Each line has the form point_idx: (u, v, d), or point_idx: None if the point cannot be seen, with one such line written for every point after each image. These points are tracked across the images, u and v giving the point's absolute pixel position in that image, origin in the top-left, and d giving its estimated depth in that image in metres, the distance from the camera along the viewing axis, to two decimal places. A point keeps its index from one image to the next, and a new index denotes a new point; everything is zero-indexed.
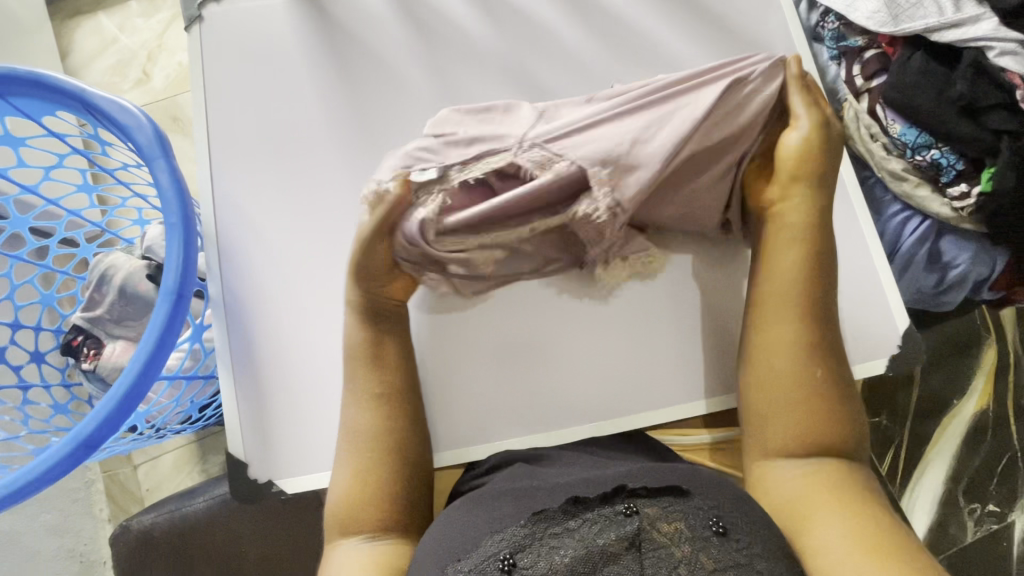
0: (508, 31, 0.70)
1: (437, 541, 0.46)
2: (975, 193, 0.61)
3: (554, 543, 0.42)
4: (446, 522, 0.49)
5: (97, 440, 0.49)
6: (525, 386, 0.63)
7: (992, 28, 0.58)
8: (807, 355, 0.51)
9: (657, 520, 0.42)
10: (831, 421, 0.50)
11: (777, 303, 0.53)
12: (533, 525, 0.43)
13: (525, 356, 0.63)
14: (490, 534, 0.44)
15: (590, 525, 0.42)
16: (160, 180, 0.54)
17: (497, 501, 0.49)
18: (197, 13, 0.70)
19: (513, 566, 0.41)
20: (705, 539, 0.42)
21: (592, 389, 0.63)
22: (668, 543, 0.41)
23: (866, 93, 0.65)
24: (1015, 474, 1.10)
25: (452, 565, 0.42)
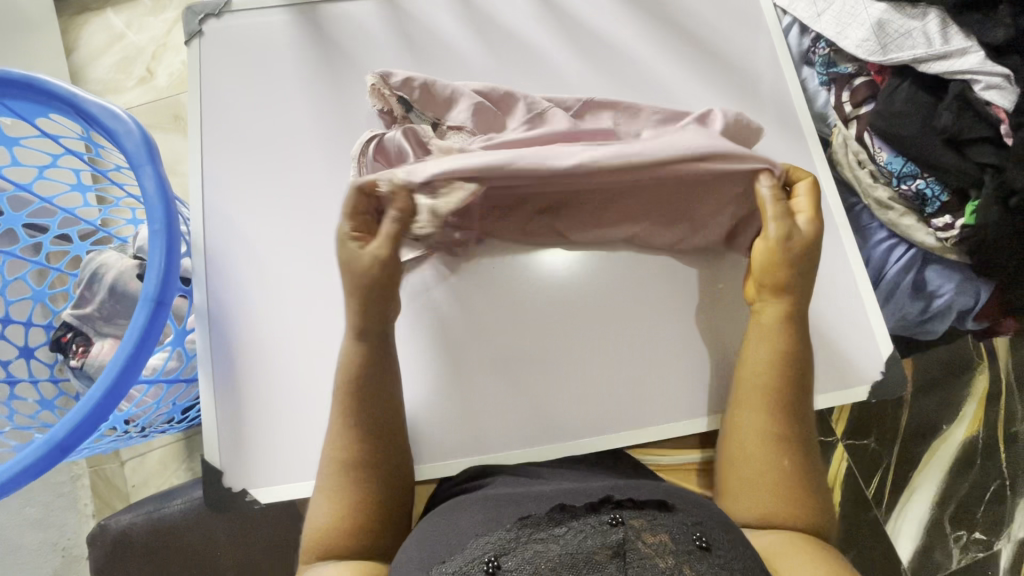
0: (501, 46, 0.71)
1: (424, 546, 0.46)
2: (959, 225, 0.61)
3: (536, 548, 0.42)
4: (433, 525, 0.49)
5: (71, 443, 0.49)
6: (494, 401, 0.63)
7: (978, 61, 0.58)
8: (797, 411, 0.55)
9: (642, 531, 0.42)
10: (798, 504, 0.52)
11: (754, 398, 0.55)
12: (518, 530, 0.43)
13: (498, 370, 0.64)
14: (477, 537, 0.44)
15: (574, 532, 0.42)
16: (146, 186, 0.54)
17: (482, 510, 0.49)
18: (197, 28, 0.72)
19: (497, 568, 0.41)
20: (690, 553, 0.41)
21: (560, 406, 0.63)
22: (651, 554, 0.40)
23: (854, 120, 0.66)
24: (1004, 502, 1.09)
25: (435, 566, 0.42)
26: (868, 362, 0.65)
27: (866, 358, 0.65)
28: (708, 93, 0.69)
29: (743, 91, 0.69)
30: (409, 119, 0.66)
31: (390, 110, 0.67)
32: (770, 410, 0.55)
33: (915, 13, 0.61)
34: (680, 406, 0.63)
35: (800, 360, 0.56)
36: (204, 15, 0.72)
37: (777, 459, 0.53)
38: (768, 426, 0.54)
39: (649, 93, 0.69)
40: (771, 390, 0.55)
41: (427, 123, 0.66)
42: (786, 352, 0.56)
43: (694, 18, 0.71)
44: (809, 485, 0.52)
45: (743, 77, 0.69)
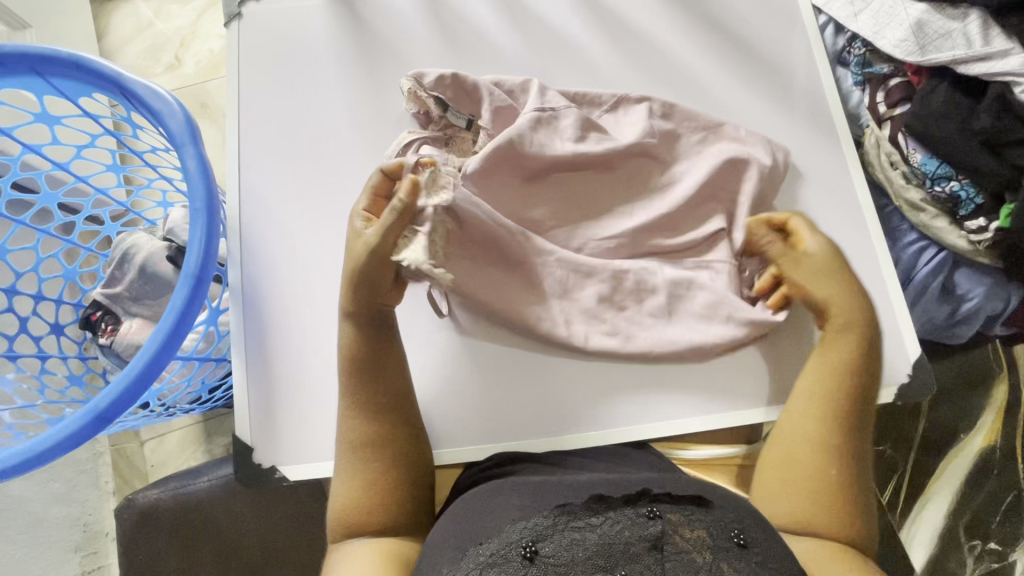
0: (534, 40, 0.72)
1: (456, 525, 0.48)
2: (992, 228, 0.60)
3: (574, 535, 0.43)
4: (468, 504, 0.50)
5: (111, 414, 0.51)
6: (495, 396, 0.64)
7: (1020, 63, 0.56)
8: (849, 424, 0.55)
9: (679, 525, 0.43)
10: (841, 517, 0.52)
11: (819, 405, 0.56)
12: (555, 517, 0.44)
13: (499, 367, 0.64)
14: (512, 521, 0.45)
15: (612, 523, 0.43)
16: (188, 166, 0.55)
17: (515, 493, 0.49)
18: (236, 11, 0.74)
19: (535, 554, 0.42)
20: (727, 550, 0.42)
21: (560, 402, 0.63)
22: (688, 549, 0.42)
23: (888, 121, 0.65)
24: (1021, 514, 1.08)
25: (473, 548, 0.44)
26: (898, 363, 0.64)
27: (895, 358, 0.64)
28: (740, 91, 0.70)
29: (775, 90, 0.70)
30: (446, 117, 0.67)
31: (427, 111, 0.67)
32: (826, 420, 0.55)
33: (955, 15, 0.60)
34: (698, 402, 0.63)
35: (867, 379, 0.57)
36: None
37: (826, 468, 0.53)
38: (827, 435, 0.54)
39: (681, 89, 0.70)
40: (831, 398, 0.56)
41: (462, 121, 0.66)
42: (852, 367, 0.57)
43: (727, 14, 0.72)
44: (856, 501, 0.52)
45: (775, 77, 0.70)
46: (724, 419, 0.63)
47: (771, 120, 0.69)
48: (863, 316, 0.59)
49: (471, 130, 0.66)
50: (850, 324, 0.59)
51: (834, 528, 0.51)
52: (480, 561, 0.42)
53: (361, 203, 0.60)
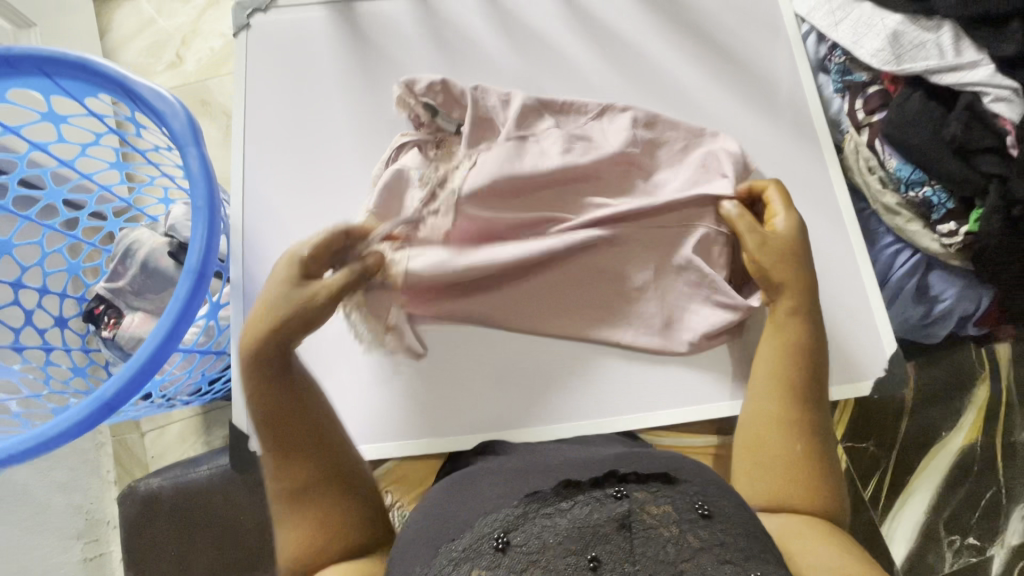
0: (525, 51, 0.76)
1: (433, 525, 0.50)
2: (962, 231, 0.63)
3: (543, 522, 0.44)
4: (443, 501, 0.53)
5: (117, 402, 0.53)
6: (478, 390, 0.68)
7: (988, 75, 0.59)
8: (807, 403, 0.58)
9: (645, 503, 0.44)
10: (809, 491, 0.54)
11: (777, 392, 0.59)
12: (526, 507, 0.46)
13: (482, 363, 0.69)
14: (486, 515, 0.47)
15: (579, 506, 0.45)
16: (190, 165, 0.57)
17: (490, 486, 0.53)
18: (246, 22, 0.78)
19: (506, 544, 0.43)
20: (692, 522, 0.44)
21: (540, 397, 0.68)
22: (655, 524, 0.43)
23: (866, 127, 0.68)
24: (999, 510, 1.11)
25: (446, 545, 0.46)
26: (872, 360, 0.67)
27: (870, 355, 0.67)
28: (722, 100, 0.74)
29: (755, 100, 0.74)
30: (436, 123, 0.70)
31: (417, 117, 0.71)
32: (786, 399, 0.58)
33: (929, 26, 0.62)
34: (671, 396, 0.68)
35: (813, 366, 0.60)
36: (252, 10, 0.78)
37: (790, 446, 0.56)
38: (787, 417, 0.57)
39: (666, 99, 0.74)
40: (786, 385, 0.59)
41: (452, 126, 0.70)
42: (800, 354, 0.60)
43: (708, 29, 0.76)
44: (823, 474, 0.55)
45: (755, 87, 0.74)
46: (693, 411, 0.67)
47: (751, 127, 0.73)
48: (803, 301, 0.62)
49: (458, 136, 0.69)
50: (796, 309, 0.62)
51: (807, 501, 0.54)
52: (453, 557, 0.44)
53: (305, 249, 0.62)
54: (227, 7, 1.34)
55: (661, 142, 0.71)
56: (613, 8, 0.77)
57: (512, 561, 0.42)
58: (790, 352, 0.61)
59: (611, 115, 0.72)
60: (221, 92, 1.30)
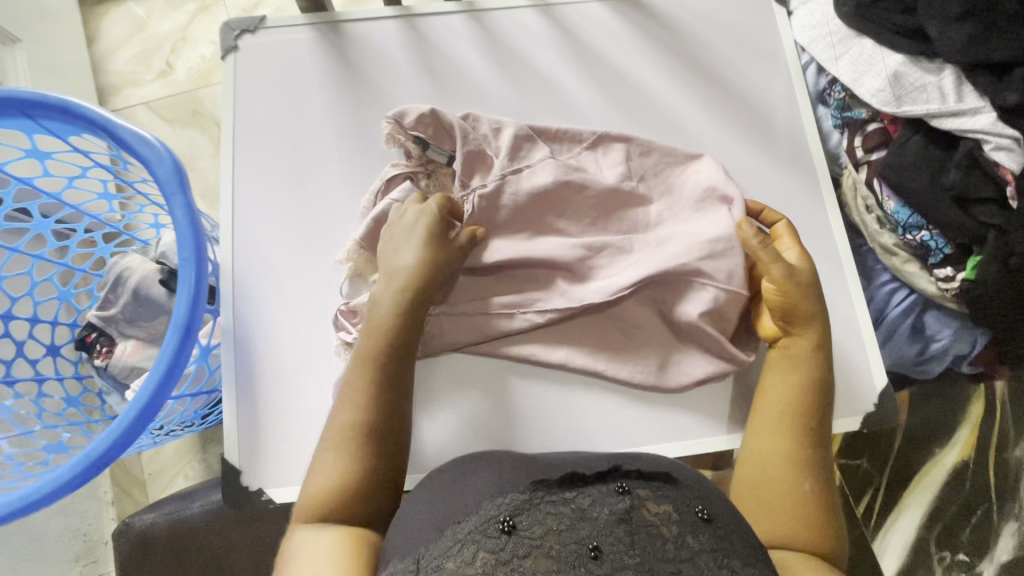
0: (519, 79, 0.75)
1: (435, 509, 0.49)
2: (959, 278, 0.63)
3: (549, 508, 0.45)
4: (444, 486, 0.52)
5: (106, 460, 0.55)
6: (467, 425, 0.67)
7: (990, 122, 0.59)
8: (818, 430, 0.58)
9: (647, 500, 0.46)
10: (812, 528, 0.54)
11: (791, 422, 0.58)
12: (530, 493, 0.46)
13: (471, 395, 0.68)
14: (490, 498, 0.47)
15: (585, 497, 0.46)
16: (176, 216, 0.57)
17: (494, 468, 0.53)
18: (234, 44, 0.76)
19: (512, 527, 0.44)
20: (690, 524, 0.45)
21: (530, 431, 0.67)
22: (655, 523, 0.44)
23: (866, 165, 0.68)
24: (990, 526, 1.12)
25: (450, 527, 0.46)
26: (863, 397, 0.67)
27: (860, 391, 0.67)
28: (719, 132, 0.72)
29: (753, 132, 0.72)
30: (428, 155, 0.69)
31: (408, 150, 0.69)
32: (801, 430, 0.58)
33: (931, 68, 0.63)
34: (662, 430, 0.67)
35: (824, 402, 0.59)
36: (240, 31, 0.76)
37: (798, 482, 0.55)
38: (802, 444, 0.57)
39: (661, 130, 0.73)
40: (797, 418, 0.58)
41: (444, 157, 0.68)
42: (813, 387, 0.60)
43: (707, 58, 0.74)
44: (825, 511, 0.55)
45: (753, 118, 0.73)
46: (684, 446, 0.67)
47: (748, 160, 0.72)
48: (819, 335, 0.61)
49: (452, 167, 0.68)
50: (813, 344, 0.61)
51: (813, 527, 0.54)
52: (458, 538, 0.44)
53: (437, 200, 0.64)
54: (218, 13, 1.31)
55: (657, 175, 0.70)
56: (609, 35, 0.76)
57: (518, 545, 0.43)
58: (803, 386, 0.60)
59: (607, 147, 0.70)
60: (212, 103, 1.27)
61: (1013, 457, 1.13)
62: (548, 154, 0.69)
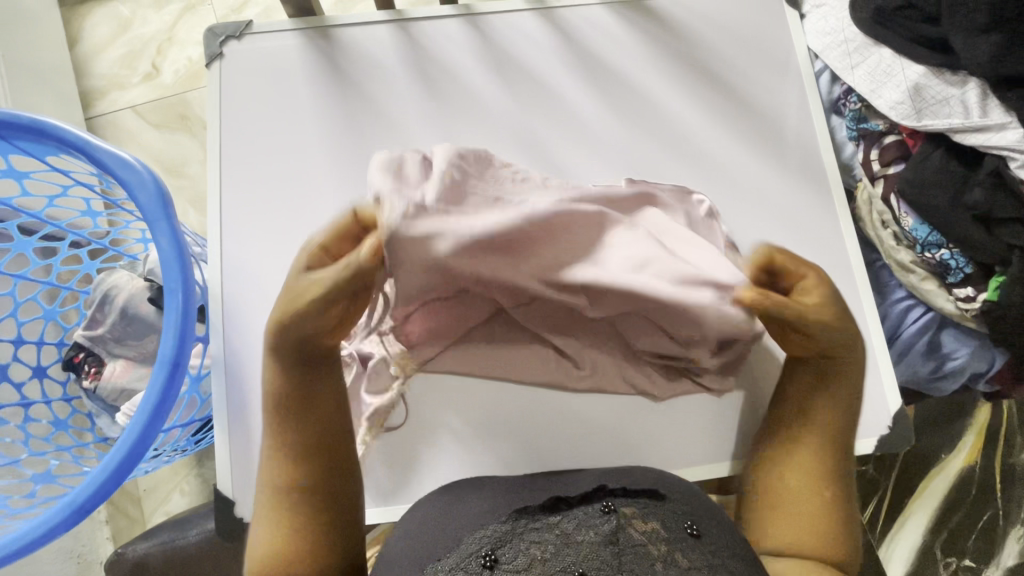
0: (519, 88, 0.71)
1: (410, 546, 0.48)
2: (980, 298, 0.62)
3: (532, 537, 0.43)
4: (426, 518, 0.52)
5: (89, 505, 0.53)
6: (469, 450, 0.64)
7: (1017, 138, 0.59)
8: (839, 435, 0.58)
9: (633, 518, 0.44)
10: (833, 541, 0.53)
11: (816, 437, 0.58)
12: (513, 522, 0.44)
13: (473, 419, 0.65)
14: (471, 532, 0.46)
15: (569, 520, 0.44)
16: (160, 243, 0.54)
17: (478, 501, 0.52)
18: (218, 51, 0.72)
19: (494, 562, 0.42)
20: (681, 541, 0.43)
21: (534, 455, 0.64)
22: (644, 542, 0.42)
23: (882, 179, 0.67)
24: (995, 531, 1.12)
25: (432, 565, 0.44)
26: (877, 417, 0.65)
27: (875, 411, 0.65)
28: (728, 142, 0.69)
29: (764, 143, 0.69)
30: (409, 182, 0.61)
31: None
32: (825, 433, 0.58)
33: (955, 80, 0.62)
34: (671, 453, 0.65)
35: (853, 425, 0.59)
36: (225, 37, 0.72)
37: (818, 494, 0.55)
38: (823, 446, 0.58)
39: (667, 141, 0.70)
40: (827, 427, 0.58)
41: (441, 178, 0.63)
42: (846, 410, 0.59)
43: (714, 63, 0.71)
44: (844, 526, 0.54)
45: (762, 127, 0.70)
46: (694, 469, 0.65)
47: (757, 172, 0.69)
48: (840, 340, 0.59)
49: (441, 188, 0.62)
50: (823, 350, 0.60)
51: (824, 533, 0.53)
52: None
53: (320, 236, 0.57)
54: (205, 12, 1.26)
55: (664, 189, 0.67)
56: (612, 41, 0.72)
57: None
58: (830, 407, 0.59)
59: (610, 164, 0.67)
60: (201, 106, 1.23)
61: (1019, 462, 1.12)
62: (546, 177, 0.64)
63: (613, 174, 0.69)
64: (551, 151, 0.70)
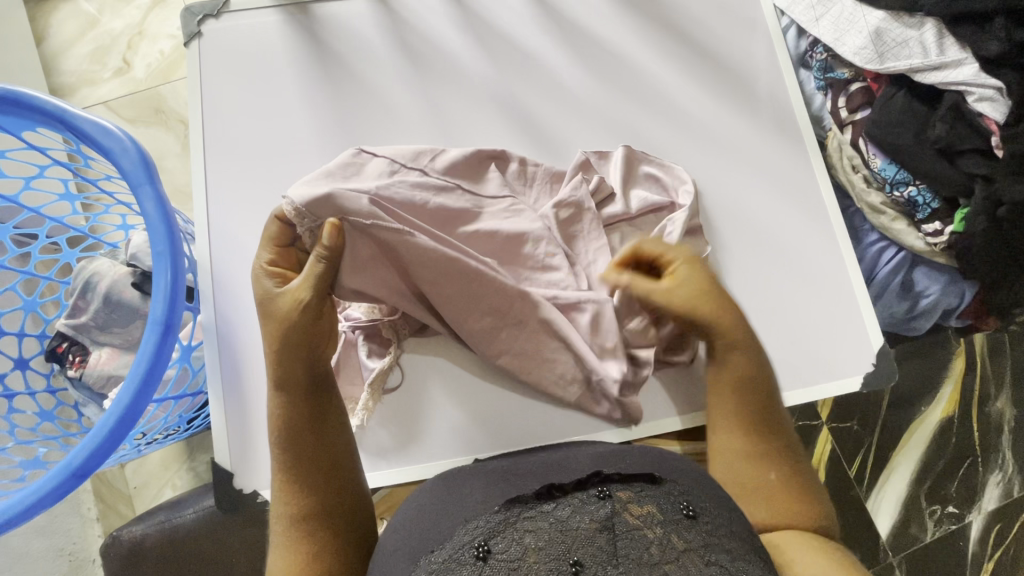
0: (499, 56, 0.72)
1: (408, 537, 0.47)
2: (948, 231, 0.69)
3: (525, 525, 0.42)
4: (421, 509, 0.50)
5: (87, 469, 0.53)
6: (465, 410, 0.65)
7: (973, 73, 0.64)
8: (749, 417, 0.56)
9: (628, 503, 0.44)
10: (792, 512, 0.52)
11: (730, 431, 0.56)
12: (507, 511, 0.44)
13: (471, 379, 0.65)
14: (465, 523, 0.45)
15: (563, 507, 0.44)
16: (145, 208, 0.54)
17: (472, 490, 0.51)
18: (196, 29, 0.71)
19: (487, 553, 0.41)
20: (677, 522, 0.43)
21: (531, 411, 0.65)
22: (639, 526, 0.42)
23: (850, 125, 0.73)
24: (975, 477, 1.16)
25: (425, 557, 0.43)
26: (860, 356, 0.67)
27: (858, 350, 0.67)
28: (705, 99, 0.71)
29: (741, 98, 0.72)
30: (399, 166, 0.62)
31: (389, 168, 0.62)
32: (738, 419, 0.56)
33: (912, 23, 0.67)
34: (664, 402, 0.66)
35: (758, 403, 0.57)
36: (203, 16, 0.71)
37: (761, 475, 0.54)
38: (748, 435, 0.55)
39: (647, 100, 0.72)
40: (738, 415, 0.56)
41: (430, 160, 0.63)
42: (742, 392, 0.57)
43: (688, 23, 0.73)
44: (799, 489, 0.54)
45: (738, 84, 0.72)
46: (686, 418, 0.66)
47: (734, 127, 0.71)
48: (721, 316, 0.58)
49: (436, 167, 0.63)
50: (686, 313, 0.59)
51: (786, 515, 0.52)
52: (434, 567, 0.42)
53: (263, 256, 0.58)
54: (175, 5, 1.25)
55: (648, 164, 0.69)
56: (589, 6, 0.74)
57: (495, 569, 0.40)
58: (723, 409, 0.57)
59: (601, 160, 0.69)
60: (176, 100, 1.21)
61: (994, 409, 1.17)
62: (537, 164, 0.67)
63: (596, 134, 0.71)
64: (534, 115, 0.71)
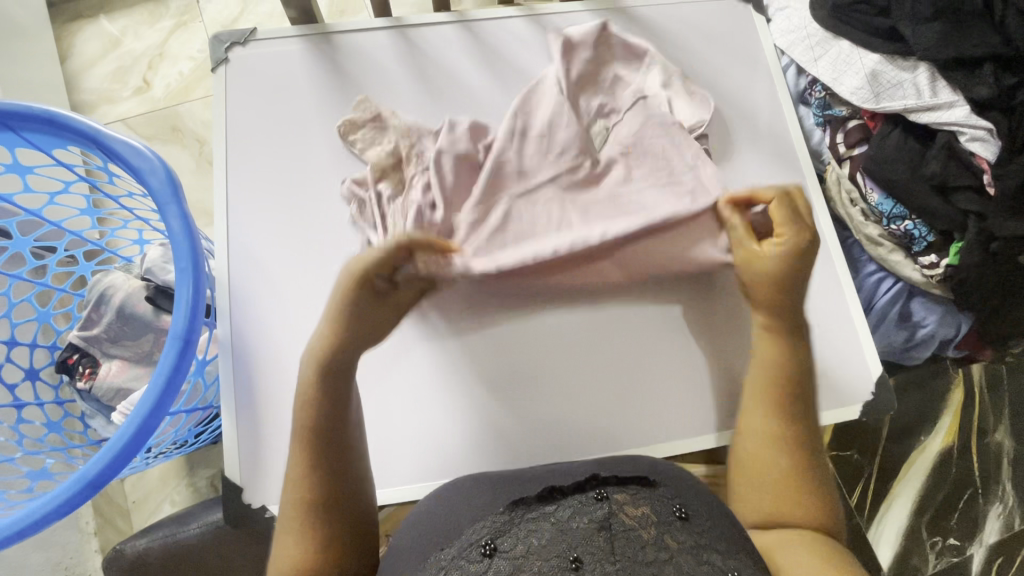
0: (512, 87, 0.76)
1: (423, 533, 0.48)
2: (943, 263, 0.72)
3: (527, 525, 0.43)
4: (435, 508, 0.52)
5: (102, 480, 0.53)
6: (477, 421, 0.65)
7: (964, 114, 0.67)
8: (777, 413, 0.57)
9: (625, 504, 0.44)
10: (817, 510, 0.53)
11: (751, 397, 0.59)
12: (510, 512, 0.45)
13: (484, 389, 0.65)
14: (469, 523, 0.46)
15: (564, 509, 0.44)
16: (171, 225, 0.56)
17: (478, 492, 0.52)
18: (223, 56, 0.75)
19: (493, 550, 0.42)
20: (669, 524, 0.44)
21: (542, 424, 0.65)
22: (635, 526, 0.43)
23: (848, 160, 0.76)
24: (976, 509, 1.16)
25: (435, 553, 0.44)
26: (860, 384, 0.69)
27: (858, 375, 0.69)
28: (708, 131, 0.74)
29: (743, 130, 0.75)
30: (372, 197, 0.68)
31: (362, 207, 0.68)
32: (772, 411, 0.57)
33: (906, 66, 0.70)
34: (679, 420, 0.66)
35: (791, 379, 0.59)
36: (230, 44, 0.75)
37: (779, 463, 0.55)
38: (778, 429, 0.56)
39: None
40: (772, 394, 0.58)
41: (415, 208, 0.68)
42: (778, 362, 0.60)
43: (692, 60, 0.77)
44: (820, 491, 0.54)
45: (740, 118, 0.75)
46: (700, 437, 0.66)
47: (736, 157, 0.74)
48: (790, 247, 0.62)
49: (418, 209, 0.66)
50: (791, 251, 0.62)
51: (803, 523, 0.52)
52: (441, 564, 0.43)
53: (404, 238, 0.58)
54: (197, 28, 1.29)
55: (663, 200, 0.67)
56: None
57: (501, 566, 0.41)
58: (765, 367, 0.60)
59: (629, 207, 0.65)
60: (192, 119, 1.24)
61: (993, 441, 1.18)
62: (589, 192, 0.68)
63: None
64: None
